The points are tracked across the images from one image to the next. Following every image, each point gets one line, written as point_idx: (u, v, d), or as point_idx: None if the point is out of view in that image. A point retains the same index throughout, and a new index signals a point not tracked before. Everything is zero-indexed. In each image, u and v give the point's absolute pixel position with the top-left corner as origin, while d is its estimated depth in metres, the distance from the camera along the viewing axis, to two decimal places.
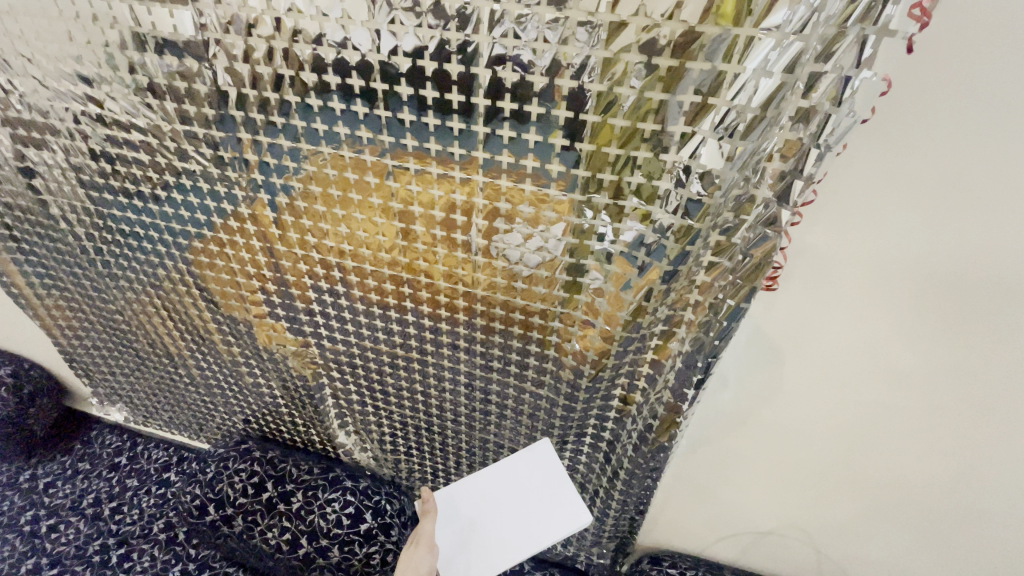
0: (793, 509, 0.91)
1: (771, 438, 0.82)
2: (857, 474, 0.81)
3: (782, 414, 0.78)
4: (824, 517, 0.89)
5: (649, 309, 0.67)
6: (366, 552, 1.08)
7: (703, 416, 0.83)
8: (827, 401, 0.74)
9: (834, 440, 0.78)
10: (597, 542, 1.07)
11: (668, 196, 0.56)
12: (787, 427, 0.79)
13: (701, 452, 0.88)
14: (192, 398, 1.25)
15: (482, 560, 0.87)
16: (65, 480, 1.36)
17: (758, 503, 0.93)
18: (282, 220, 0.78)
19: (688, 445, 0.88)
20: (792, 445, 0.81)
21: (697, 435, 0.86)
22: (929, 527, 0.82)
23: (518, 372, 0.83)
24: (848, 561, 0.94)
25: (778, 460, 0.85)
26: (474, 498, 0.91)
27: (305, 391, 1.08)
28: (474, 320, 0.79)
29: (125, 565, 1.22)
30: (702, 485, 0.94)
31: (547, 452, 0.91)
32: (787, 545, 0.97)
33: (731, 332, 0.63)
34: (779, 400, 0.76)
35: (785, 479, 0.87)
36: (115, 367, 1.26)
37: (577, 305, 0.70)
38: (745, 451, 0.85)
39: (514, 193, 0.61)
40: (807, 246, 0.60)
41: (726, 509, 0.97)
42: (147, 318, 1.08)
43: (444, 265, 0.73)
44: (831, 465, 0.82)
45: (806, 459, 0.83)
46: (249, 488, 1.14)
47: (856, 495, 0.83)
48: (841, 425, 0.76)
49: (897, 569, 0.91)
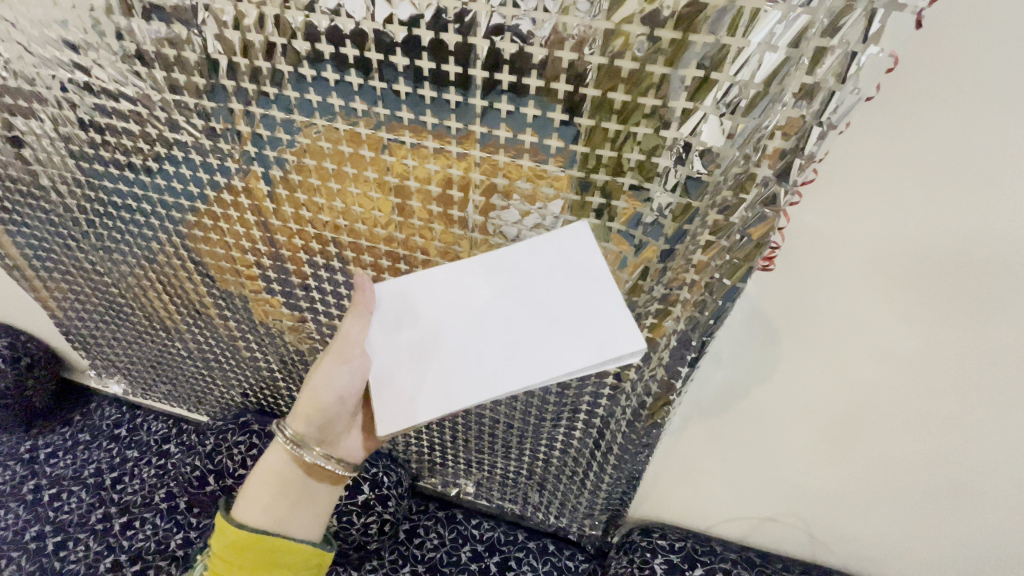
0: (784, 483, 0.92)
1: (760, 416, 0.84)
2: (846, 449, 0.82)
3: (771, 392, 0.79)
4: (813, 492, 0.91)
5: (645, 288, 0.67)
6: (364, 522, 1.11)
7: (694, 393, 0.84)
8: (817, 381, 0.75)
9: (824, 420, 0.80)
10: (589, 513, 1.10)
11: (667, 173, 0.55)
12: (778, 405, 0.81)
13: (695, 426, 0.90)
14: (191, 371, 1.26)
15: (430, 389, 0.66)
16: (65, 450, 1.37)
17: (750, 477, 0.94)
18: (276, 193, 0.76)
19: (681, 419, 0.89)
20: (782, 422, 0.83)
21: (687, 411, 0.88)
22: (914, 506, 0.85)
23: None
24: (837, 535, 0.96)
25: (770, 436, 0.86)
26: (439, 298, 0.68)
27: (302, 365, 1.08)
28: None
29: (127, 533, 1.22)
30: (694, 459, 0.96)
31: (582, 241, 0.63)
32: (772, 522, 1.00)
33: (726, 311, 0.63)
34: (770, 379, 0.78)
35: (778, 454, 0.88)
36: (113, 340, 1.27)
37: None
38: (738, 427, 0.87)
39: (512, 168, 0.61)
40: (806, 228, 0.60)
41: (718, 482, 0.98)
42: (142, 291, 1.08)
43: (441, 241, 0.72)
44: (822, 441, 0.83)
45: (795, 438, 0.84)
46: (248, 460, 1.15)
47: (846, 469, 0.85)
48: (831, 404, 0.77)
49: (885, 541, 0.93)
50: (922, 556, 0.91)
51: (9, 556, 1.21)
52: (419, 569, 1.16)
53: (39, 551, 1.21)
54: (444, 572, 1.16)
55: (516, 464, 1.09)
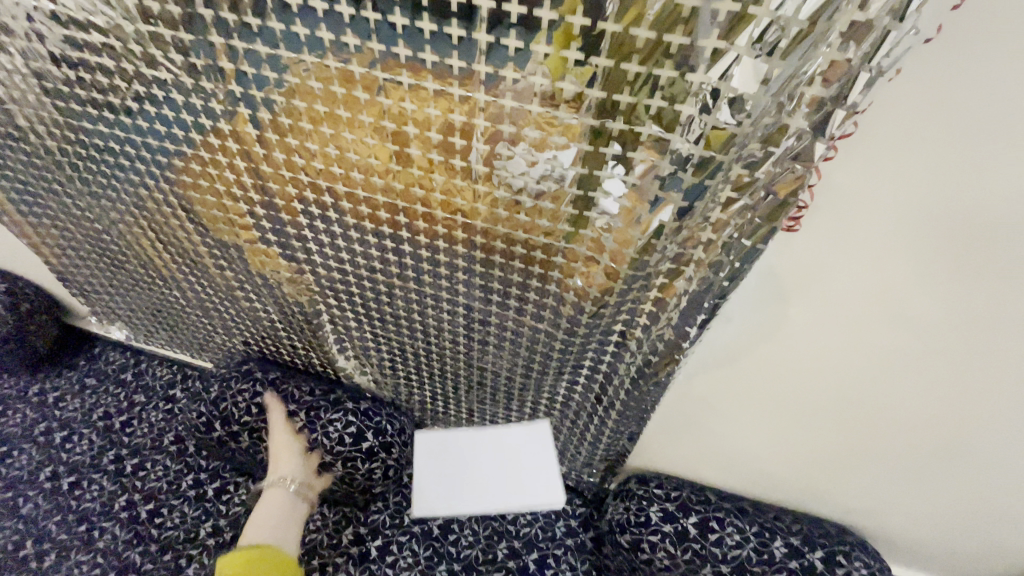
0: (784, 442, 0.93)
1: (766, 381, 0.84)
2: (851, 412, 0.82)
3: (780, 358, 0.79)
4: (812, 452, 0.92)
5: (657, 247, 0.63)
6: (368, 467, 1.14)
7: (702, 355, 0.84)
8: (828, 349, 0.75)
9: (831, 388, 0.80)
10: (588, 463, 1.12)
11: (691, 124, 0.51)
12: (785, 371, 0.81)
13: (699, 383, 0.89)
14: (191, 319, 1.25)
15: None
16: (73, 394, 1.39)
17: (750, 436, 0.95)
18: (265, 137, 0.71)
19: (685, 376, 0.89)
20: (788, 388, 0.83)
21: (693, 372, 0.88)
22: (911, 472, 0.87)
23: (517, 306, 0.82)
24: (831, 493, 0.97)
25: (774, 396, 0.86)
26: None
27: (302, 316, 1.07)
28: (473, 252, 0.76)
29: (139, 473, 1.24)
30: (696, 415, 0.96)
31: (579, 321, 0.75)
32: (767, 482, 1.02)
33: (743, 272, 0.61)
34: (780, 345, 0.77)
35: (781, 415, 0.88)
36: (111, 288, 1.25)
37: (582, 240, 0.66)
38: (743, 385, 0.86)
39: (519, 114, 0.56)
40: (834, 184, 0.58)
41: (718, 439, 0.99)
42: (135, 240, 1.05)
43: (442, 192, 0.68)
44: (826, 403, 0.82)
45: (800, 404, 0.85)
46: (252, 408, 1.16)
47: (847, 432, 0.85)
48: (840, 372, 0.77)
49: (878, 499, 0.94)
50: (912, 513, 0.93)
51: (26, 495, 1.21)
52: None
53: (55, 490, 1.22)
54: (446, 513, 1.19)
55: (517, 414, 1.10)
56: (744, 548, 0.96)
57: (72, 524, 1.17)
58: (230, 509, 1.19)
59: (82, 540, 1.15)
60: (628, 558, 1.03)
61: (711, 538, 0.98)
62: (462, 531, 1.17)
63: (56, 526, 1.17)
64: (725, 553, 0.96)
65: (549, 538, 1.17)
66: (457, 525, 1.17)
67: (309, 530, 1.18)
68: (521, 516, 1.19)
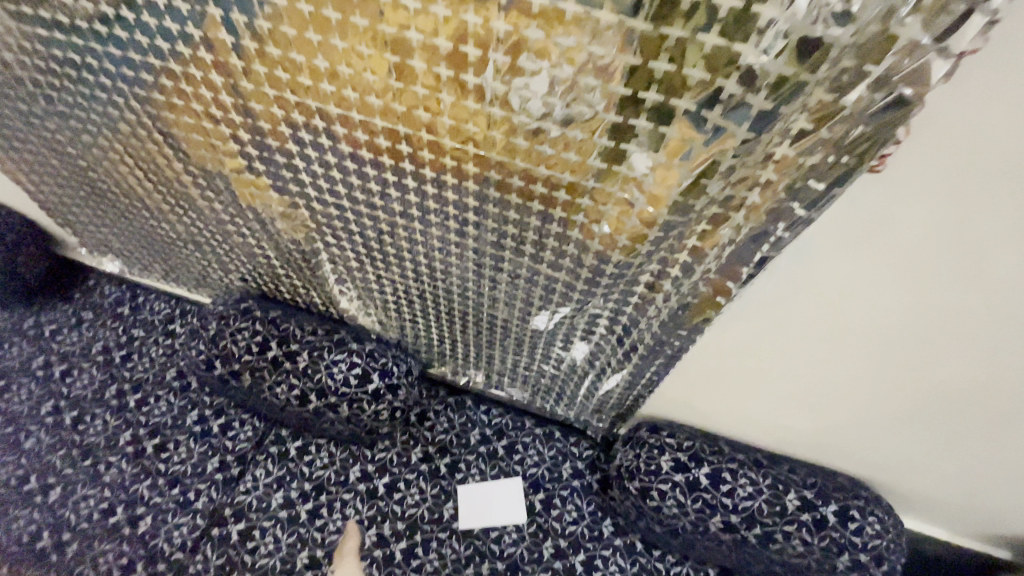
0: (813, 406, 0.87)
1: (799, 353, 0.77)
2: (896, 379, 0.75)
3: (819, 331, 0.72)
4: (843, 417, 0.86)
5: (704, 189, 0.54)
6: (374, 409, 1.11)
7: (732, 319, 0.77)
8: (875, 325, 0.68)
9: (870, 364, 0.74)
10: (598, 410, 1.09)
11: (770, 31, 0.41)
12: (822, 345, 0.74)
13: (729, 342, 0.82)
14: (184, 254, 1.19)
15: None
16: (70, 327, 1.35)
17: (776, 398, 0.88)
18: (244, 47, 0.61)
19: (714, 333, 0.81)
20: (822, 363, 0.77)
21: (718, 338, 0.82)
22: (941, 444, 0.83)
23: (533, 253, 0.74)
24: (856, 453, 0.93)
25: (812, 361, 0.78)
26: None
27: (299, 254, 1.00)
28: (487, 189, 0.67)
29: (143, 408, 1.24)
30: (719, 375, 0.90)
31: None
32: (780, 446, 0.99)
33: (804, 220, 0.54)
34: (821, 317, 0.70)
35: (815, 380, 0.81)
36: (97, 219, 1.18)
37: (614, 178, 0.57)
38: (778, 348, 0.78)
39: (550, 17, 0.45)
40: (941, 119, 0.47)
41: (740, 399, 0.93)
42: (114, 167, 0.97)
43: (451, 117, 0.58)
44: (871, 369, 0.75)
45: (831, 379, 0.79)
46: (253, 346, 1.12)
47: (888, 398, 0.78)
48: (883, 349, 0.71)
49: (906, 462, 0.90)
50: (941, 476, 0.89)
51: (28, 430, 1.21)
52: (429, 450, 1.19)
53: (57, 425, 1.22)
54: (454, 453, 1.19)
55: (526, 360, 1.06)
56: (756, 500, 0.95)
57: (76, 458, 1.17)
58: (237, 445, 1.19)
59: (88, 474, 1.15)
60: (634, 503, 1.03)
61: (722, 489, 0.97)
62: (469, 470, 1.17)
63: (60, 460, 1.17)
64: (735, 503, 0.96)
65: (555, 479, 1.16)
66: (464, 464, 1.18)
67: (316, 467, 1.17)
68: (527, 457, 1.18)
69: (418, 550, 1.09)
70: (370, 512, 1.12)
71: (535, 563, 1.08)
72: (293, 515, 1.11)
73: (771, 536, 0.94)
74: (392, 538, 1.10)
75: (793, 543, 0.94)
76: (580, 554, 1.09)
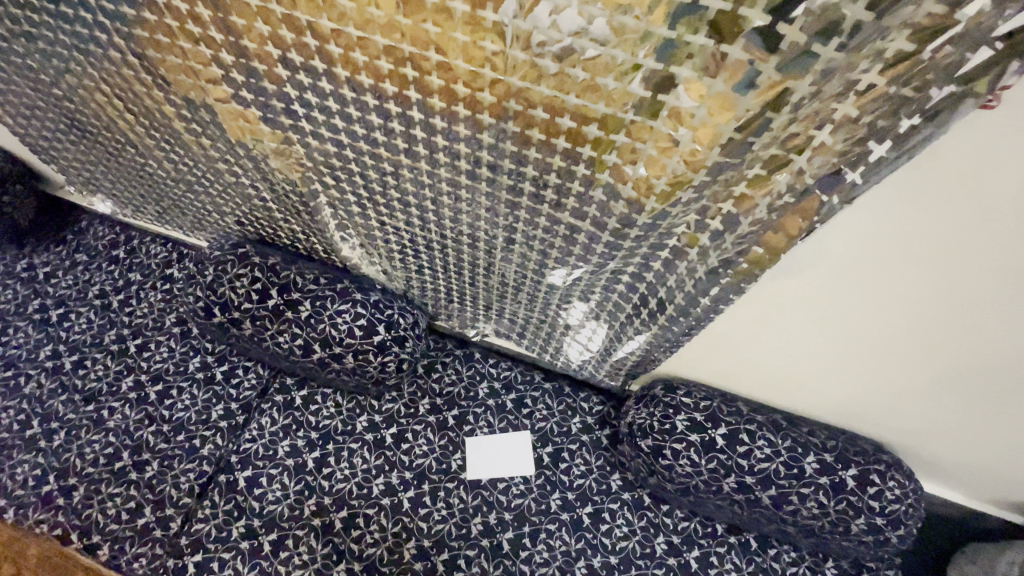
0: (852, 374, 0.82)
1: (834, 317, 0.73)
2: (957, 350, 0.69)
3: (860, 294, 0.68)
4: (884, 385, 0.81)
5: (766, 125, 0.48)
6: (380, 361, 1.06)
7: (783, 275, 0.71)
8: (924, 290, 0.63)
9: (910, 332, 0.70)
10: (612, 366, 1.05)
11: None
12: (861, 309, 0.70)
13: (773, 302, 0.76)
14: (175, 195, 1.12)
15: None
16: (65, 270, 1.31)
17: (813, 364, 0.83)
18: None
19: (758, 292, 0.75)
20: (857, 328, 0.73)
21: (746, 298, 0.77)
22: (988, 418, 0.78)
23: (554, 200, 0.68)
24: (888, 422, 0.89)
25: (863, 326, 0.72)
26: None
27: (296, 197, 0.93)
28: (505, 125, 0.59)
29: (145, 354, 1.21)
30: (754, 337, 0.84)
31: None
32: (803, 410, 0.96)
33: (886, 166, 0.48)
34: (865, 279, 0.65)
35: (862, 347, 0.75)
36: (81, 154, 1.11)
37: (656, 110, 0.50)
38: (827, 311, 0.72)
39: None
40: None
41: (772, 364, 0.88)
42: (91, 96, 0.89)
43: (466, 34, 0.51)
44: (929, 338, 0.69)
45: (865, 346, 0.75)
46: (252, 294, 1.06)
47: (941, 369, 0.73)
48: (928, 316, 0.66)
49: (942, 432, 0.86)
50: (977, 450, 0.86)
51: (27, 374, 1.20)
52: (437, 402, 1.16)
53: (57, 370, 1.20)
54: (462, 405, 1.15)
55: (539, 314, 1.01)
56: (774, 462, 0.92)
57: (78, 403, 1.16)
58: (241, 393, 1.17)
59: (92, 420, 1.14)
60: (645, 462, 1.00)
61: (738, 451, 0.93)
62: (477, 422, 1.14)
63: (62, 405, 1.16)
64: (752, 465, 0.93)
65: (564, 433, 1.13)
66: (472, 416, 1.14)
67: (322, 417, 1.15)
68: (536, 412, 1.15)
69: (425, 500, 1.07)
70: (377, 461, 1.11)
71: (543, 515, 1.06)
72: (300, 463, 1.10)
73: (786, 497, 0.92)
74: (400, 487, 1.08)
75: (808, 505, 0.91)
76: (587, 508, 1.06)
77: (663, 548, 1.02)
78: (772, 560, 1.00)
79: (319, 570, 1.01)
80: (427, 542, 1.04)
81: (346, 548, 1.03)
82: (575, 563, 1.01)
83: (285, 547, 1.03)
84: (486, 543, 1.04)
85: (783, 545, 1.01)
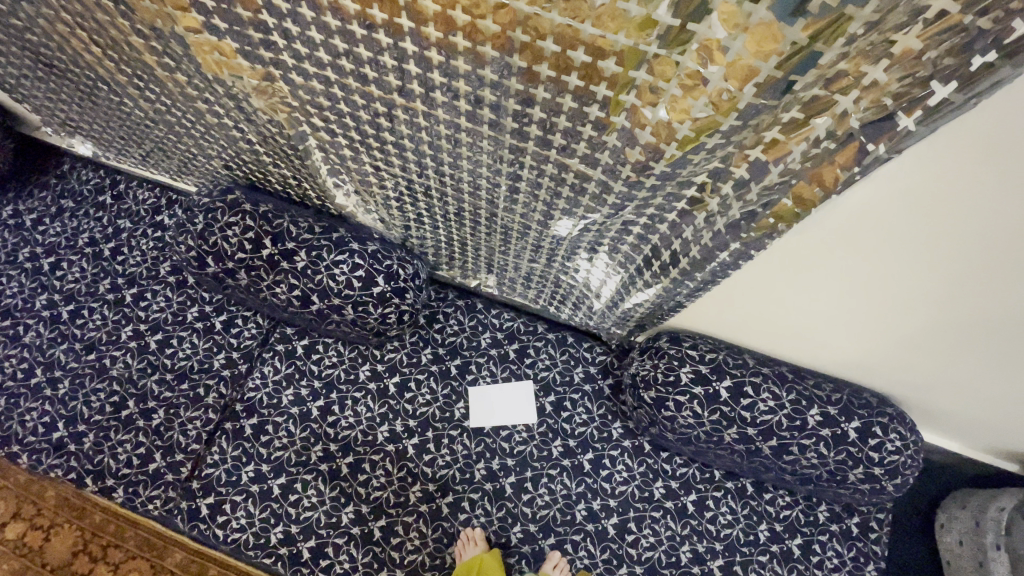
0: (859, 338, 0.78)
1: (845, 290, 0.68)
2: (973, 323, 0.64)
3: (873, 272, 0.62)
4: (893, 349, 0.78)
5: (810, 57, 0.43)
6: (381, 312, 1.04)
7: (792, 245, 0.65)
8: (943, 272, 0.58)
9: (928, 307, 0.65)
10: (618, 318, 1.03)
11: None
12: (873, 285, 0.65)
13: (781, 271, 0.71)
14: (157, 137, 1.05)
15: None
16: (52, 218, 1.26)
17: (819, 328, 0.80)
18: None
19: (766, 259, 0.70)
20: (872, 300, 0.68)
21: (753, 264, 0.72)
22: (997, 384, 0.75)
23: (562, 144, 0.62)
24: (895, 379, 0.87)
25: (873, 298, 0.67)
26: None
27: (285, 141, 0.86)
28: (510, 61, 0.54)
29: (141, 304, 1.19)
30: (760, 300, 0.80)
31: None
32: (807, 365, 0.95)
33: (947, 115, 0.42)
34: (882, 258, 0.59)
35: (872, 317, 0.71)
36: (51, 92, 1.03)
37: (684, 41, 0.45)
38: (835, 283, 0.67)
39: None
40: None
41: (779, 325, 0.85)
42: (52, 25, 0.81)
43: None
44: (944, 312, 0.64)
45: (876, 317, 0.71)
46: (246, 244, 1.02)
47: (953, 339, 0.69)
48: (948, 294, 0.61)
49: (947, 390, 0.84)
50: (983, 408, 0.84)
51: (26, 323, 1.18)
52: (439, 351, 1.15)
53: (55, 320, 1.18)
54: (464, 355, 1.14)
55: (543, 264, 0.97)
56: (777, 414, 0.91)
57: (79, 352, 1.16)
58: (242, 342, 1.16)
59: (95, 369, 1.14)
60: (648, 412, 1.00)
61: (742, 403, 0.92)
62: (480, 372, 1.13)
63: (63, 354, 1.16)
64: (755, 417, 0.92)
65: (566, 383, 1.12)
66: (475, 366, 1.14)
67: (324, 366, 1.14)
68: (539, 361, 1.13)
69: (430, 446, 1.09)
70: (381, 409, 1.11)
71: (545, 460, 1.07)
72: (305, 412, 1.11)
73: (787, 448, 0.92)
74: (404, 435, 1.10)
75: (807, 455, 0.92)
76: (588, 454, 1.07)
77: (661, 492, 1.04)
78: (767, 504, 1.03)
79: (328, 512, 1.04)
80: (432, 486, 1.06)
81: (353, 491, 1.06)
82: (576, 506, 1.05)
83: (294, 491, 1.06)
84: (490, 487, 1.06)
85: (779, 489, 1.03)
